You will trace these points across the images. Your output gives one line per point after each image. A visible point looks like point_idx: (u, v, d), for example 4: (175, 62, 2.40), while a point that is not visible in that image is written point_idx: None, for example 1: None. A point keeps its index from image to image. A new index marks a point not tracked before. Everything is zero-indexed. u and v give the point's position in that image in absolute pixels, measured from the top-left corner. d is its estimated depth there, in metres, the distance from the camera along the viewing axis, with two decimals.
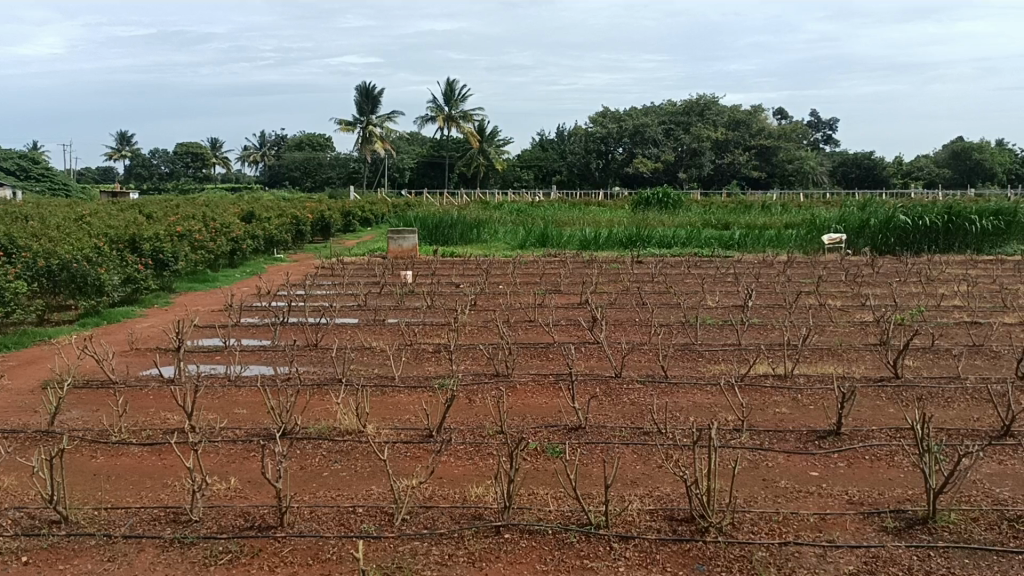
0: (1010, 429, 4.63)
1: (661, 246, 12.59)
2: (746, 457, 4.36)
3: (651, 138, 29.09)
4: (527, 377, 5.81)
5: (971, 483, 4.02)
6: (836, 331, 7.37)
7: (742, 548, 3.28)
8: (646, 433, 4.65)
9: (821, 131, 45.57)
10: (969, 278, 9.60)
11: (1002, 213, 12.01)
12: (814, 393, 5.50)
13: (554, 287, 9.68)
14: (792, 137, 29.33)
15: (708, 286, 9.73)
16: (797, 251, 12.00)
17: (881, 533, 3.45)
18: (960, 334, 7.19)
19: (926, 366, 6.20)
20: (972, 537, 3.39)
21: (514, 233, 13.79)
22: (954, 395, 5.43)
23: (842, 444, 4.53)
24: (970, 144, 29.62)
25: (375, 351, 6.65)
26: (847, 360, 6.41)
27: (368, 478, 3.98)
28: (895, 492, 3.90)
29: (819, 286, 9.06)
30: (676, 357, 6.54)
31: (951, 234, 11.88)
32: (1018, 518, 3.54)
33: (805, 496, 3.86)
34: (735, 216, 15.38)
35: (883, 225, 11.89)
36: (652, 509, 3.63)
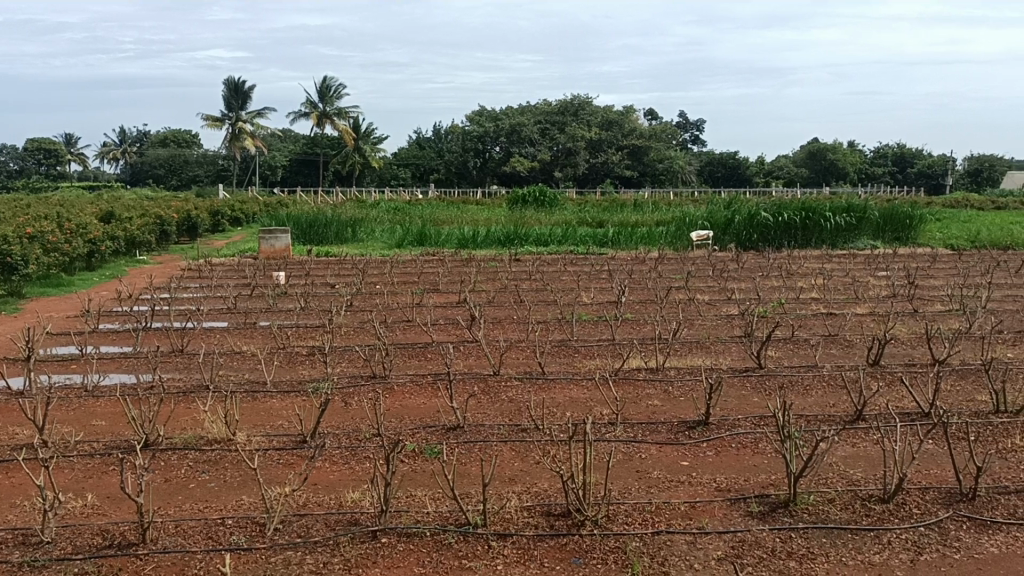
0: (861, 414, 4.93)
1: (538, 244, 12.72)
2: (620, 449, 4.45)
3: (527, 137, 29.51)
4: (404, 378, 5.74)
5: (827, 466, 4.24)
6: (705, 324, 7.63)
7: (617, 540, 3.33)
8: (523, 430, 4.67)
9: (688, 132, 47.15)
10: (826, 272, 10.16)
11: (852, 210, 12.77)
12: (684, 384, 5.69)
13: (432, 286, 9.62)
14: (662, 137, 30.30)
15: (584, 282, 9.90)
16: (668, 248, 12.37)
17: (747, 518, 3.59)
18: (817, 325, 7.59)
19: (786, 356, 6.52)
20: (828, 517, 3.57)
21: (391, 232, 13.62)
22: (812, 382, 5.74)
23: (710, 433, 4.70)
24: (825, 145, 31.37)
25: (246, 355, 6.42)
26: (715, 352, 6.66)
27: (238, 488, 3.82)
28: (760, 477, 4.07)
29: (688, 282, 9.38)
30: (553, 353, 6.61)
31: (809, 230, 12.54)
32: (870, 497, 3.76)
33: (676, 485, 3.97)
34: (609, 214, 15.72)
35: (746, 222, 12.45)
36: (529, 505, 3.65)
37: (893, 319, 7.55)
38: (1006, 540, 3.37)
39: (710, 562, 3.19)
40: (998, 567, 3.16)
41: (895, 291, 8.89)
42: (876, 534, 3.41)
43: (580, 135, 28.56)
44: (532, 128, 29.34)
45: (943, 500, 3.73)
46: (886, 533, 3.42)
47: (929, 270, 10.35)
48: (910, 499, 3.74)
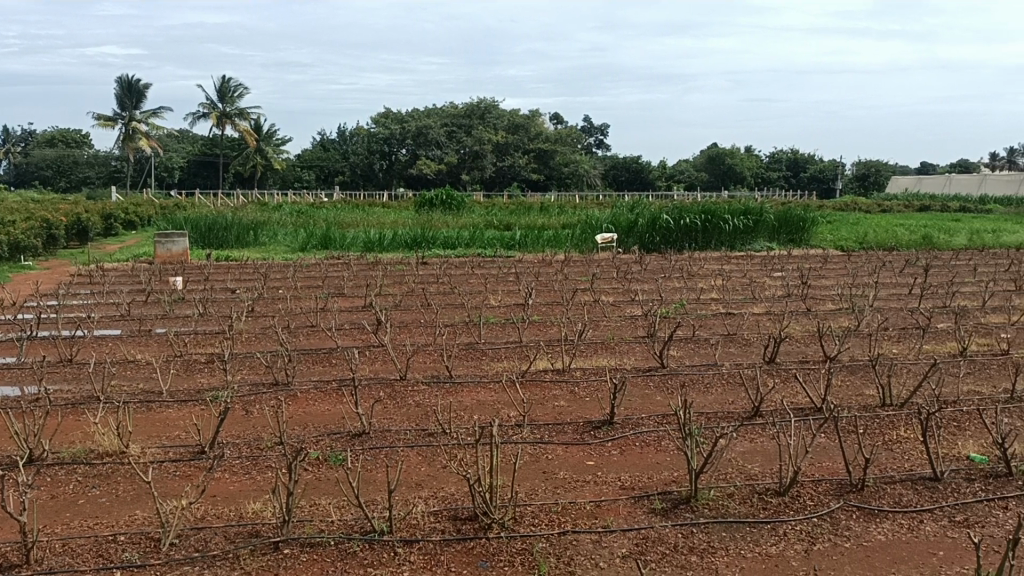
0: (759, 410, 5.09)
1: (445, 247, 12.68)
2: (527, 451, 4.47)
3: (433, 140, 29.24)
4: (308, 384, 5.62)
5: (727, 461, 4.36)
6: (609, 325, 7.76)
7: (523, 542, 3.34)
8: (430, 434, 4.64)
9: (593, 137, 47.92)
10: (724, 273, 10.47)
11: (749, 213, 13.21)
12: (589, 385, 5.76)
13: (337, 290, 9.47)
14: (567, 141, 30.69)
15: (491, 285, 9.92)
16: (573, 250, 12.51)
17: (651, 515, 3.65)
18: (716, 324, 7.81)
19: (688, 355, 6.68)
20: (728, 511, 3.67)
21: (294, 236, 13.34)
22: (712, 380, 5.90)
23: (615, 432, 4.77)
24: (722, 150, 32.44)
25: (140, 364, 6.17)
26: (619, 352, 6.76)
27: (132, 502, 3.66)
28: (663, 475, 4.15)
29: (593, 284, 9.51)
30: (460, 356, 6.59)
31: (708, 232, 12.91)
32: (767, 490, 3.88)
33: (582, 485, 4.01)
34: (515, 217, 15.81)
35: (649, 225, 12.72)
36: (436, 510, 3.63)
37: (788, 317, 7.85)
38: (892, 528, 3.53)
39: (615, 560, 3.23)
40: (885, 553, 3.31)
41: (790, 291, 9.24)
42: (773, 526, 3.53)
43: (487, 138, 28.66)
44: (439, 130, 29.27)
45: (834, 491, 3.88)
46: (782, 525, 3.54)
47: (821, 271, 10.80)
48: (804, 491, 3.88)
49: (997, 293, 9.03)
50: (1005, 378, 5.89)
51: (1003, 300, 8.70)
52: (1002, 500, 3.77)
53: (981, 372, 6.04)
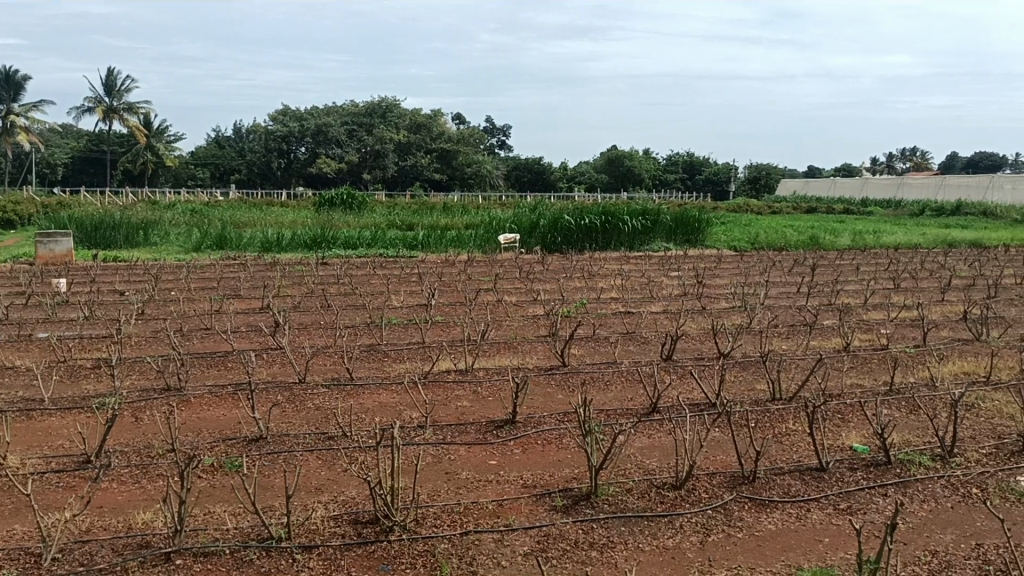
0: (657, 406, 5.21)
1: (346, 247, 12.49)
2: (429, 452, 4.45)
3: (334, 138, 28.91)
4: (202, 389, 5.43)
5: (626, 457, 4.44)
6: (512, 325, 7.81)
7: (425, 544, 3.33)
8: (330, 437, 4.56)
9: (496, 137, 48.14)
10: (624, 273, 10.68)
11: (648, 214, 13.52)
12: (492, 384, 5.77)
13: (233, 292, 9.21)
14: (470, 141, 30.71)
15: (394, 286, 9.83)
16: (476, 251, 12.52)
17: (552, 512, 3.69)
18: (616, 323, 7.96)
19: (589, 354, 6.78)
20: (627, 506, 3.75)
21: (187, 235, 12.89)
22: (612, 378, 6.01)
23: (517, 431, 4.80)
24: (622, 152, 33.13)
25: (19, 371, 5.83)
26: (521, 352, 6.80)
27: (10, 516, 3.46)
28: (564, 472, 4.20)
29: (496, 284, 9.54)
30: (361, 358, 6.50)
31: (608, 233, 13.15)
32: (664, 485, 3.98)
33: (485, 485, 4.02)
34: (418, 217, 15.72)
35: (551, 225, 12.86)
36: (336, 514, 3.57)
37: (685, 316, 8.07)
38: (782, 517, 3.68)
39: (517, 558, 3.25)
40: (775, 542, 3.44)
41: (686, 290, 9.51)
42: (670, 520, 3.62)
43: (389, 137, 28.42)
44: (339, 128, 28.93)
45: (728, 484, 4.02)
46: (678, 518, 3.63)
47: (715, 270, 11.16)
48: (699, 484, 4.00)
49: (877, 290, 9.52)
50: (885, 371, 6.21)
51: (882, 298, 9.18)
52: (882, 486, 3.97)
53: (863, 366, 6.35)
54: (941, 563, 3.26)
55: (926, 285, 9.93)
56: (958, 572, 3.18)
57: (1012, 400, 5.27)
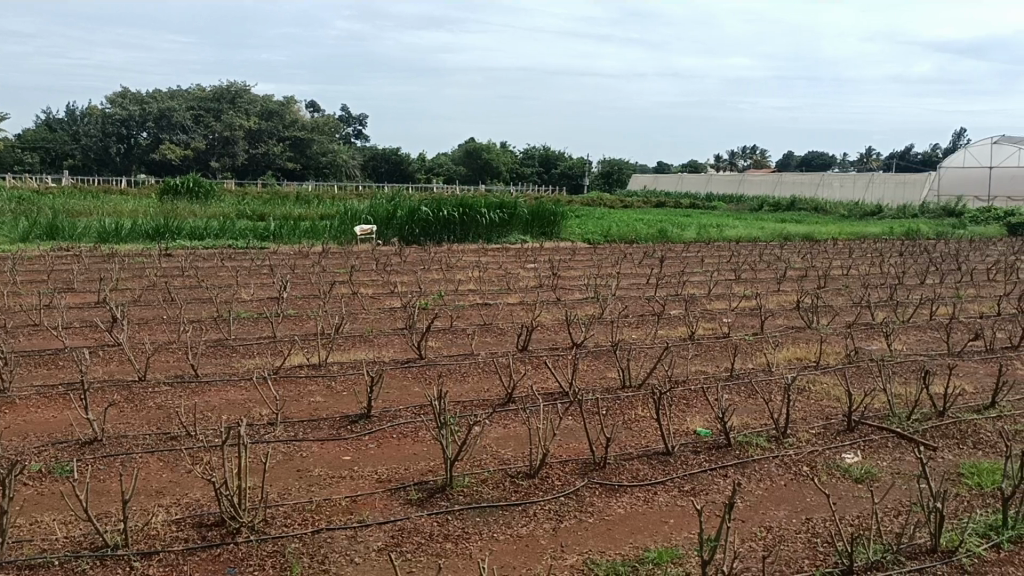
0: (512, 396, 5.26)
1: (192, 238, 11.93)
2: (279, 450, 4.30)
3: (178, 124, 27.61)
4: (29, 390, 5.03)
5: (481, 448, 4.46)
6: (368, 318, 7.67)
7: (275, 544, 3.22)
8: (173, 437, 4.33)
9: (352, 126, 47.28)
10: (482, 265, 10.73)
11: (505, 206, 13.63)
12: (346, 379, 5.65)
13: (65, 286, 8.58)
14: (325, 130, 30.08)
15: (243, 278, 9.47)
16: (331, 242, 12.26)
17: (406, 506, 3.65)
18: (472, 315, 7.99)
19: (445, 346, 6.77)
20: (481, 497, 3.76)
21: (13, 223, 11.90)
22: (468, 369, 6.02)
23: (371, 425, 4.72)
24: (480, 145, 33.29)
25: None
26: (377, 345, 6.71)
27: None
28: (419, 465, 4.16)
29: (351, 277, 9.37)
30: (207, 354, 6.22)
31: (466, 225, 13.18)
32: (519, 474, 4.02)
33: (337, 481, 3.93)
34: (270, 207, 15.22)
35: (408, 216, 12.75)
36: (178, 517, 3.40)
37: (540, 307, 8.20)
38: (631, 500, 3.80)
39: (371, 554, 3.19)
40: (624, 525, 3.55)
41: (541, 282, 9.67)
42: (524, 508, 3.66)
43: (238, 123, 27.30)
44: (184, 113, 27.66)
45: (579, 470, 4.11)
46: (532, 506, 3.68)
47: (569, 262, 11.40)
48: (552, 472, 4.06)
49: (720, 281, 10.00)
50: (726, 358, 6.54)
51: (724, 288, 9.66)
52: (723, 468, 4.17)
53: (706, 353, 6.65)
54: (775, 537, 3.45)
55: (763, 276, 10.53)
56: (790, 545, 3.38)
57: (838, 382, 5.66)
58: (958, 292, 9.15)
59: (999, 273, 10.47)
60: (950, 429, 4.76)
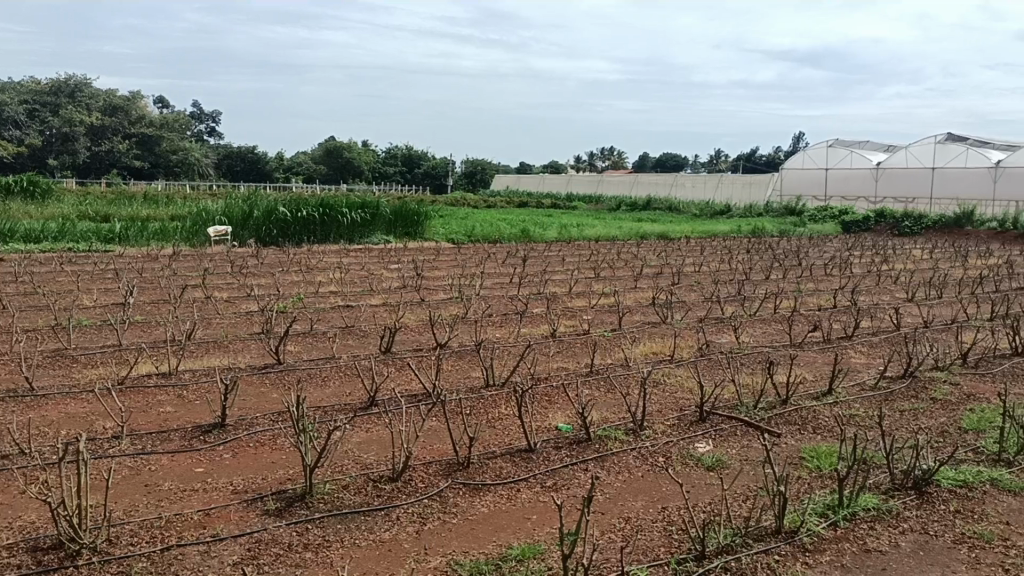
0: (374, 399, 5.18)
1: (27, 241, 11.10)
2: (126, 465, 4.07)
3: (10, 118, 25.81)
4: None
5: (342, 453, 4.37)
6: (222, 323, 7.37)
7: (120, 564, 3.03)
8: (4, 457, 4.00)
9: (204, 124, 45.41)
10: (343, 266, 10.54)
11: (367, 207, 13.42)
12: (200, 387, 5.40)
13: None
14: (174, 127, 28.82)
15: (85, 283, 8.89)
16: (183, 244, 11.73)
17: (263, 517, 3.52)
18: (334, 318, 7.82)
19: (305, 350, 6.60)
20: (342, 503, 3.68)
21: None
22: (329, 373, 5.89)
23: (227, 435, 4.53)
24: (341, 144, 32.71)
25: None
26: (233, 351, 6.46)
27: None
28: (278, 474, 4.03)
29: (205, 280, 8.99)
30: (44, 365, 5.80)
31: (326, 226, 12.90)
32: (382, 478, 3.96)
33: (190, 494, 3.75)
34: (115, 207, 14.38)
35: (265, 216, 12.38)
36: (11, 543, 3.15)
37: (403, 308, 8.12)
38: (494, 499, 3.81)
39: (225, 568, 3.06)
40: (488, 524, 3.55)
41: (404, 282, 9.58)
42: (386, 512, 3.61)
43: (79, 119, 25.70)
44: (17, 108, 25.84)
45: (443, 471, 4.09)
46: (395, 510, 3.63)
47: (433, 263, 11.36)
48: (416, 474, 4.03)
49: (580, 280, 10.22)
50: (586, 354, 6.69)
51: (585, 287, 9.88)
52: (584, 462, 4.25)
53: (567, 350, 6.78)
54: (633, 528, 3.54)
55: (621, 274, 10.84)
56: (647, 534, 3.47)
57: (691, 375, 5.90)
58: (799, 286, 9.73)
59: (834, 268, 11.21)
60: (792, 415, 5.05)
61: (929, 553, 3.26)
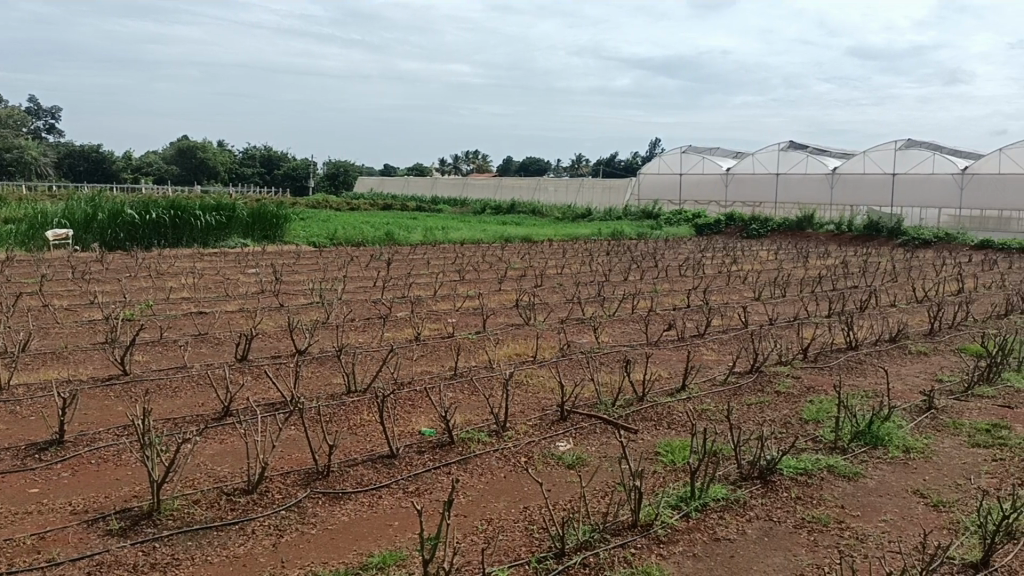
0: (229, 409, 4.98)
1: None
2: None
3: None
4: None
5: (194, 467, 4.17)
6: (61, 333, 6.90)
7: None
8: None
9: (41, 120, 42.58)
10: (196, 271, 10.10)
11: (222, 209, 12.90)
12: (35, 402, 5.02)
13: None
14: (8, 123, 26.86)
15: None
16: (18, 249, 10.97)
17: (105, 538, 3.31)
18: (185, 325, 7.47)
19: (154, 360, 6.27)
20: (193, 519, 3.50)
21: None
22: (180, 383, 5.62)
23: (65, 452, 4.23)
24: (194, 144, 31.54)
25: None
26: (73, 362, 6.05)
27: None
28: (122, 491, 3.79)
29: (42, 287, 8.39)
30: None
31: (178, 229, 12.34)
32: (235, 491, 3.80)
33: (23, 518, 3.48)
34: None
35: (110, 219, 11.73)
36: None
37: (260, 314, 7.85)
38: (355, 507, 3.73)
39: None
40: (348, 533, 3.47)
41: (262, 286, 9.27)
42: (241, 526, 3.47)
43: None
44: None
45: (302, 481, 3.97)
46: (250, 523, 3.50)
47: (293, 266, 11.07)
48: (272, 486, 3.89)
49: (445, 283, 10.20)
50: (450, 357, 6.67)
51: (449, 290, 9.87)
52: (446, 466, 4.23)
53: (431, 354, 6.74)
54: (495, 529, 3.55)
55: (485, 276, 10.91)
56: (508, 534, 3.49)
57: (552, 375, 5.99)
58: (655, 287, 10.07)
59: (688, 269, 11.68)
60: (648, 412, 5.21)
61: (773, 538, 3.43)
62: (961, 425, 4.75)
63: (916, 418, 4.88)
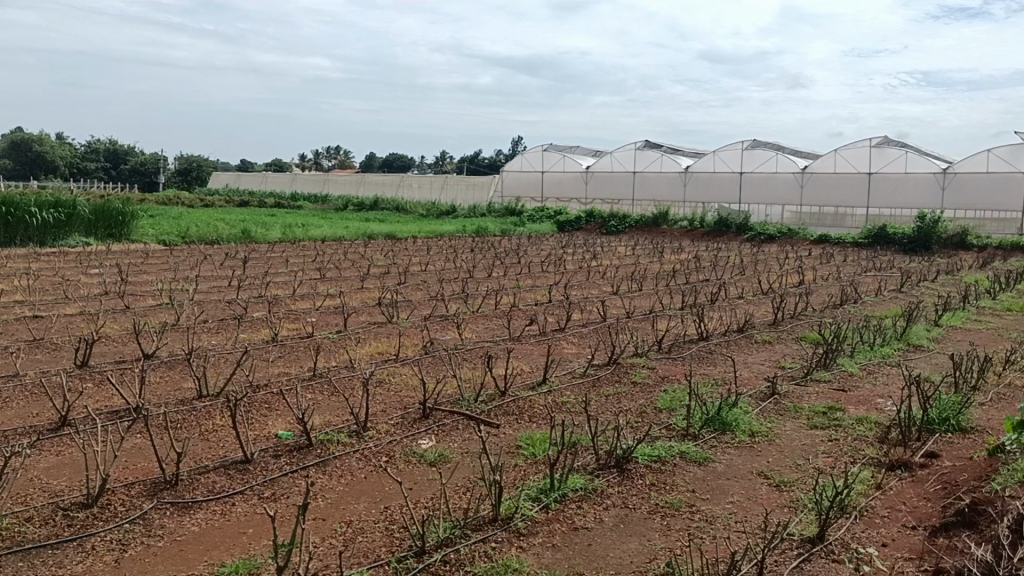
0: (67, 419, 4.65)
1: None
2: None
3: None
4: None
5: (25, 482, 3.87)
6: None
7: None
8: None
9: None
10: (32, 272, 9.42)
11: (61, 206, 12.08)
12: None
13: None
14: None
15: None
16: None
17: None
18: (18, 330, 6.93)
19: None
20: (24, 538, 3.25)
21: None
22: (12, 393, 5.21)
23: None
24: (29, 136, 29.58)
25: None
26: None
27: None
28: None
29: None
30: None
31: (11, 227, 11.48)
32: (73, 505, 3.55)
33: None
34: None
35: None
36: None
37: (102, 317, 7.40)
38: (205, 516, 3.56)
39: None
40: (198, 543, 3.31)
41: (107, 288, 8.73)
42: (79, 543, 3.25)
43: None
44: None
45: (147, 492, 3.75)
46: (90, 539, 3.27)
47: (141, 266, 10.50)
48: (114, 498, 3.66)
49: (304, 281, 9.94)
50: (308, 357, 6.49)
51: (309, 288, 9.63)
52: (303, 469, 4.10)
53: (290, 355, 6.54)
54: (354, 531, 3.47)
55: (347, 274, 10.72)
56: (368, 535, 3.42)
57: (414, 373, 5.93)
58: (517, 283, 10.16)
59: (549, 265, 11.87)
60: (510, 406, 5.24)
61: (629, 525, 3.51)
62: (801, 409, 5.04)
63: (761, 403, 5.14)
